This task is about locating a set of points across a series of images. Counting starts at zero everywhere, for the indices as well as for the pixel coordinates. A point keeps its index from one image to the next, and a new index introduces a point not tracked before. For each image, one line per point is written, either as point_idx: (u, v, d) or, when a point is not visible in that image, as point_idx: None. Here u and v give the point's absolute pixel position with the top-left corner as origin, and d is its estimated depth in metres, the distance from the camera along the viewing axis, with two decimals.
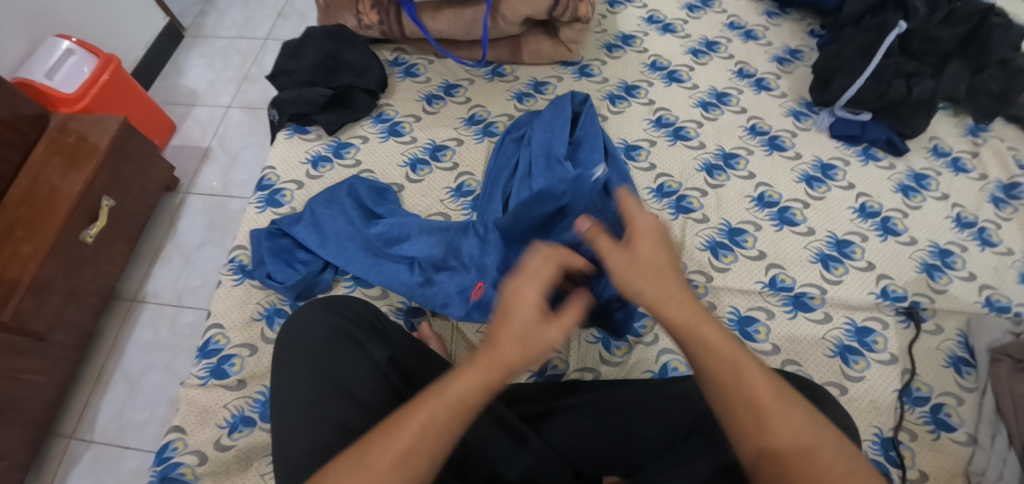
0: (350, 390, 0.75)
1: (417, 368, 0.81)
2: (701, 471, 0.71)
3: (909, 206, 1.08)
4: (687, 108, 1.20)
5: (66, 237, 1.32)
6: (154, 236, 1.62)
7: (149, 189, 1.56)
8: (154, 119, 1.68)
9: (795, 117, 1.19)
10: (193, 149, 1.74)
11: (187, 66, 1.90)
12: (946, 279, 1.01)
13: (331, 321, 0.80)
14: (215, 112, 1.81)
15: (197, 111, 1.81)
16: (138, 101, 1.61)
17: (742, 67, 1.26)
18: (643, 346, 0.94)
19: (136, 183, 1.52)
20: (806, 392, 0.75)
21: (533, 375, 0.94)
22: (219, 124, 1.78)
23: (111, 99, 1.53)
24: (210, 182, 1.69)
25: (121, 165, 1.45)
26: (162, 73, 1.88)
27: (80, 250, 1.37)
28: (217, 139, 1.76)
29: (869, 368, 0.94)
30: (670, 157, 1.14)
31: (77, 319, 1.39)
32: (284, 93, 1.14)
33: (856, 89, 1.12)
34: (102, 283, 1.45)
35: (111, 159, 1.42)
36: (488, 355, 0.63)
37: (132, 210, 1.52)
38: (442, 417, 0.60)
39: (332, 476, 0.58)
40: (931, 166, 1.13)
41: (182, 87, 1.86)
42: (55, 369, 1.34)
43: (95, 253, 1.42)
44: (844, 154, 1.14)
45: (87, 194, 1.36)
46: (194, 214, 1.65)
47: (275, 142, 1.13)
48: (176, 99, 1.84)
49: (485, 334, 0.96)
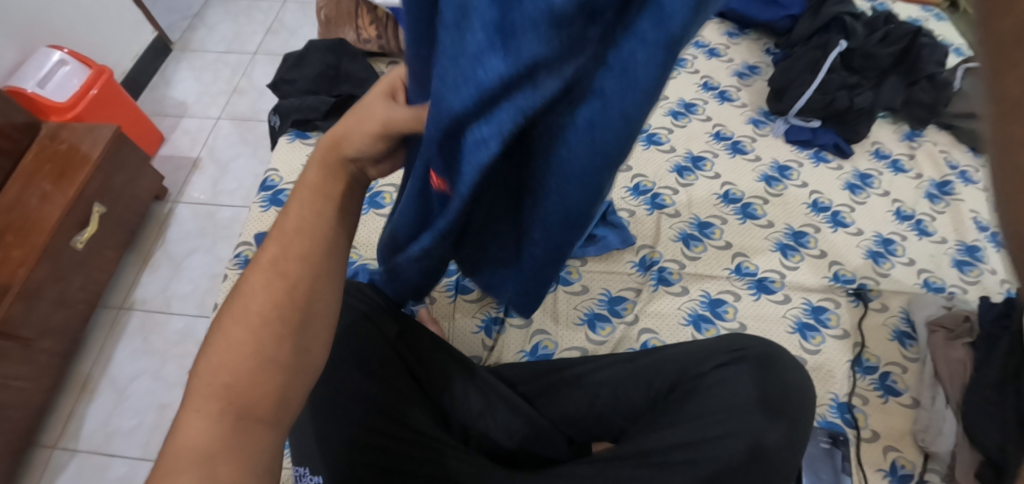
0: (370, 365, 0.83)
1: (421, 340, 0.90)
2: (692, 435, 0.77)
3: (856, 201, 1.21)
4: (659, 116, 1.32)
5: (56, 244, 1.33)
6: (142, 245, 1.65)
7: (139, 197, 1.60)
8: (143, 129, 1.72)
9: (754, 125, 1.32)
10: (183, 159, 1.79)
11: (175, 79, 1.95)
12: (890, 264, 1.14)
13: (348, 302, 0.87)
14: (204, 123, 1.85)
15: (185, 122, 1.85)
16: (127, 112, 1.65)
17: (707, 81, 1.39)
18: (625, 326, 1.03)
19: (126, 192, 1.54)
20: (771, 356, 0.86)
21: (525, 355, 1.02)
22: (208, 135, 1.83)
23: (102, 110, 1.57)
24: (200, 192, 1.73)
25: (113, 173, 1.48)
26: (150, 86, 1.93)
27: (71, 257, 1.38)
28: (206, 149, 1.81)
29: (825, 342, 1.05)
30: (646, 160, 1.25)
31: (64, 326, 1.39)
32: (287, 100, 1.22)
33: (805, 100, 1.26)
34: (91, 290, 1.47)
35: (103, 167, 1.44)
36: (333, 134, 0.59)
37: (122, 218, 1.54)
38: (306, 215, 0.60)
39: (221, 323, 0.57)
40: (874, 166, 1.27)
41: (170, 99, 1.91)
42: (40, 377, 1.33)
43: (85, 260, 1.43)
44: (798, 157, 1.28)
45: (79, 201, 1.38)
46: (183, 222, 1.68)
47: (277, 147, 1.19)
48: (163, 110, 1.88)
49: (480, 318, 1.05)
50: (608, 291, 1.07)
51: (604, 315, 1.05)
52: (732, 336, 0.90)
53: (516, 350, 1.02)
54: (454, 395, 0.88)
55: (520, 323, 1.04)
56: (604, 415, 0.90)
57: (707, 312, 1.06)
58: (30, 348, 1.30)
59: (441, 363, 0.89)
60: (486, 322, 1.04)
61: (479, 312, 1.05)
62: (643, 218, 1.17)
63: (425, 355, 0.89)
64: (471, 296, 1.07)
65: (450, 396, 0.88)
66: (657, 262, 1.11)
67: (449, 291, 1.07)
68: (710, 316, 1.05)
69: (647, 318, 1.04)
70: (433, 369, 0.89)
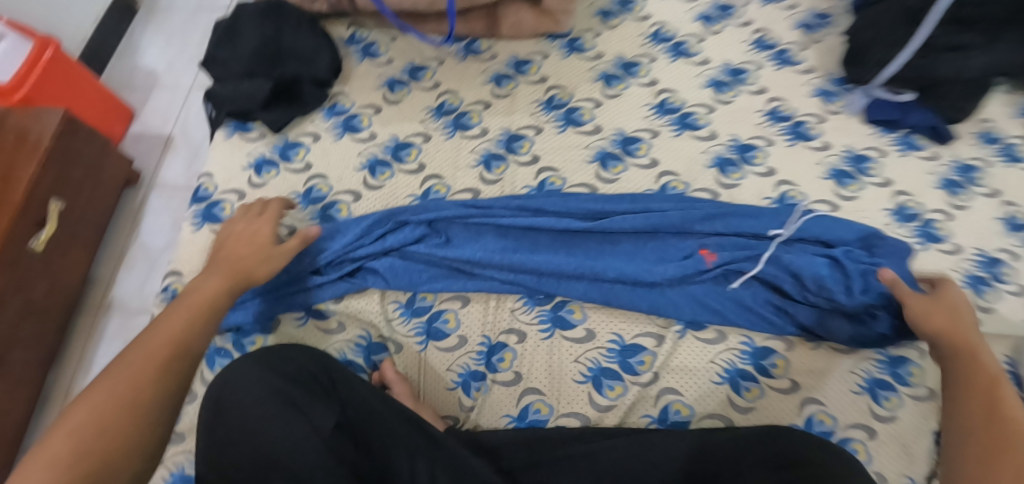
0: (299, 465, 0.63)
1: (372, 419, 0.72)
2: None
3: (954, 205, 0.91)
4: (695, 89, 1.01)
5: (11, 252, 1.05)
6: (115, 239, 1.33)
7: (107, 187, 1.28)
8: (112, 110, 1.40)
9: (823, 98, 1.00)
10: (154, 137, 1.45)
11: (143, 45, 1.59)
12: (993, 295, 0.84)
13: (270, 382, 0.68)
14: (178, 96, 1.50)
15: (157, 97, 1.51)
16: (92, 90, 1.33)
17: (760, 37, 1.07)
18: (640, 388, 0.81)
19: (90, 184, 1.23)
20: (823, 454, 0.63)
21: (512, 421, 0.81)
22: (182, 109, 1.48)
23: (55, 85, 1.24)
24: (175, 175, 1.39)
25: (71, 161, 1.17)
26: (117, 53, 1.57)
27: (30, 265, 1.09)
28: (181, 125, 1.46)
29: (902, 408, 0.80)
30: (674, 151, 0.96)
31: (38, 339, 1.12)
32: (219, 85, 0.99)
33: (898, 66, 0.93)
34: (62, 294, 1.18)
35: (59, 152, 1.13)
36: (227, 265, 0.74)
37: (87, 211, 1.23)
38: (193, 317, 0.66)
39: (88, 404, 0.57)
40: (979, 155, 0.95)
41: (141, 68, 1.55)
42: (17, 404, 1.09)
43: (49, 264, 1.14)
44: (880, 143, 0.96)
45: (31, 198, 1.08)
46: (159, 212, 1.35)
47: (213, 142, 0.99)
48: (133, 83, 1.53)
49: (457, 371, 0.84)
50: (620, 338, 0.84)
51: (614, 370, 0.82)
52: (781, 429, 0.70)
53: (501, 415, 0.81)
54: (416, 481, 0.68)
55: (507, 378, 0.83)
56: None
57: (749, 368, 0.82)
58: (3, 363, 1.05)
59: (398, 449, 0.70)
60: (464, 377, 0.83)
61: (455, 363, 0.84)
62: None
63: (380, 441, 0.71)
64: (447, 343, 0.85)
65: None
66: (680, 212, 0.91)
67: (418, 337, 0.85)
68: (752, 372, 0.82)
69: (669, 375, 0.82)
70: (390, 455, 0.70)
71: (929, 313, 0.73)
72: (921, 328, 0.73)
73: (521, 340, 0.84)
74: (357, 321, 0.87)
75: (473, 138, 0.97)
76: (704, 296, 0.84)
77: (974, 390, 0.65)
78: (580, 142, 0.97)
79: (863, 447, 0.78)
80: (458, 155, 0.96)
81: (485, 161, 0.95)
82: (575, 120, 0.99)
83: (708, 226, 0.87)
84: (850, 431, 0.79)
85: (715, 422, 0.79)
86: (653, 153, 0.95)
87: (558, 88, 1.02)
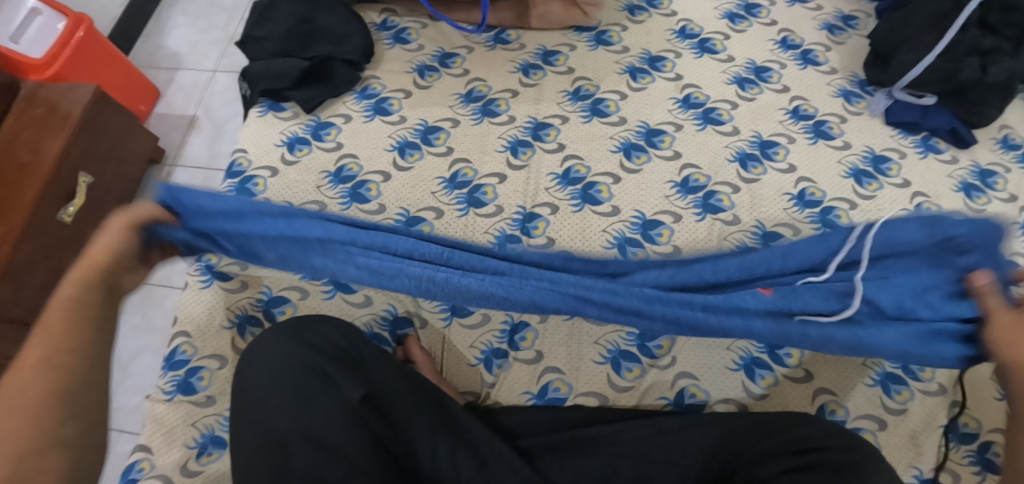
0: (324, 436, 0.66)
1: (398, 395, 0.73)
2: None
3: (971, 208, 0.93)
4: (720, 85, 1.04)
5: (39, 222, 1.06)
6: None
7: (134, 163, 1.28)
8: (137, 89, 1.39)
9: (845, 99, 1.02)
10: (179, 118, 1.44)
11: (171, 26, 1.58)
12: None
13: (299, 354, 0.71)
14: (202, 77, 1.50)
15: (181, 76, 1.50)
16: (120, 69, 1.32)
17: (786, 37, 1.09)
18: (657, 370, 0.84)
19: (116, 159, 1.22)
20: (854, 458, 0.64)
21: (532, 398, 0.83)
22: (208, 89, 1.48)
23: (84, 63, 1.23)
24: (200, 154, 1.39)
25: (100, 137, 1.17)
26: (144, 33, 1.57)
27: (58, 235, 1.10)
28: (205, 106, 1.45)
29: (912, 400, 0.83)
30: (699, 145, 0.98)
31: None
32: (255, 63, 1.02)
33: (923, 67, 0.94)
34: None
35: (87, 128, 1.13)
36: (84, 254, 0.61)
37: (116, 185, 1.23)
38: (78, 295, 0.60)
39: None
40: (999, 160, 0.97)
41: (165, 48, 1.55)
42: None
43: (78, 234, 1.15)
44: (900, 144, 0.98)
45: (60, 171, 1.08)
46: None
47: (246, 120, 1.02)
48: (159, 61, 1.52)
49: (480, 348, 0.86)
50: None
51: (632, 353, 0.85)
52: (799, 415, 0.72)
53: (521, 392, 0.83)
54: (438, 458, 0.71)
55: (527, 357, 0.85)
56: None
57: (764, 356, 0.85)
58: None
59: (424, 424, 0.72)
60: (486, 353, 0.86)
61: (478, 341, 0.86)
62: (691, 225, 0.92)
63: (406, 416, 0.72)
64: (470, 320, 0.87)
65: (434, 460, 0.71)
66: (703, 187, 0.94)
67: (443, 313, 0.88)
68: (768, 361, 0.84)
69: (686, 360, 0.84)
70: (413, 431, 0.71)
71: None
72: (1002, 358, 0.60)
73: (541, 320, 0.87)
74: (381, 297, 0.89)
75: (500, 125, 1.00)
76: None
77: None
78: (606, 133, 0.99)
79: (873, 436, 0.81)
80: (486, 141, 0.99)
81: (512, 147, 0.98)
82: (600, 111, 1.01)
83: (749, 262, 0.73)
84: (860, 421, 0.82)
85: (730, 406, 0.82)
86: (676, 147, 0.98)
87: (585, 79, 1.04)
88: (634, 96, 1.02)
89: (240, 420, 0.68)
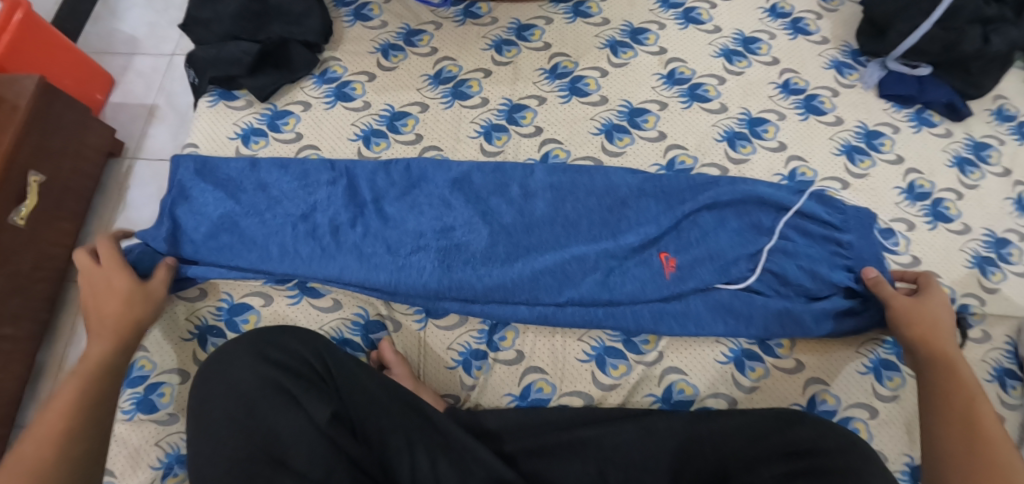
0: (293, 458, 0.61)
1: (369, 409, 0.69)
2: None
3: (965, 184, 0.90)
4: (706, 59, 0.97)
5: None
6: (101, 211, 1.23)
7: (89, 156, 1.18)
8: (89, 75, 1.29)
9: (837, 70, 0.97)
10: (134, 106, 1.34)
11: (117, 4, 1.46)
12: (1000, 276, 0.85)
13: (261, 371, 0.66)
14: (154, 59, 1.39)
15: (133, 59, 1.39)
16: (68, 54, 1.21)
17: (775, 4, 1.02)
18: (644, 367, 0.80)
19: (70, 155, 1.13)
20: (853, 460, 0.60)
21: (514, 400, 0.80)
22: (162, 74, 1.38)
23: (28, 49, 1.13)
24: (160, 144, 1.30)
25: (51, 133, 1.07)
26: (91, 15, 1.44)
27: (13, 240, 1.01)
28: (161, 92, 1.35)
29: (905, 386, 0.80)
30: (685, 125, 0.92)
31: (26, 311, 1.05)
32: (201, 48, 0.94)
33: (919, 36, 0.89)
34: (50, 267, 1.09)
35: (37, 122, 1.04)
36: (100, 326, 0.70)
37: (70, 182, 1.14)
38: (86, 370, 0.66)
39: None
40: (994, 132, 0.94)
41: (114, 29, 1.43)
42: (1, 382, 1.01)
43: (34, 235, 1.05)
44: (894, 118, 0.94)
45: (10, 169, 0.99)
46: (144, 183, 1.26)
47: (196, 111, 0.94)
48: (107, 43, 1.41)
49: (459, 349, 0.82)
50: None
51: (618, 349, 0.81)
52: (788, 412, 0.69)
53: (503, 394, 0.80)
54: (416, 474, 0.66)
55: (509, 357, 0.81)
56: (544, 277, 0.81)
57: (755, 347, 0.81)
58: None
59: (399, 438, 0.68)
60: (465, 355, 0.81)
61: (456, 342, 0.82)
62: None
63: (378, 431, 0.68)
64: (446, 321, 0.83)
65: (412, 474, 0.66)
66: (691, 169, 0.90)
67: (418, 314, 0.83)
68: (758, 352, 0.81)
69: (674, 354, 0.81)
70: (387, 448, 0.67)
71: (910, 320, 0.73)
72: (899, 331, 0.74)
73: None
74: (351, 298, 0.83)
75: (473, 108, 0.93)
76: (728, 302, 0.80)
77: (954, 413, 0.63)
78: (586, 114, 0.93)
79: (865, 426, 0.78)
80: (458, 126, 0.92)
81: (486, 132, 0.92)
82: (580, 90, 0.95)
83: (663, 317, 0.80)
84: (853, 411, 0.79)
85: (720, 401, 0.79)
86: (661, 128, 0.92)
87: (563, 56, 0.97)
88: (616, 73, 0.96)
89: (196, 447, 0.62)
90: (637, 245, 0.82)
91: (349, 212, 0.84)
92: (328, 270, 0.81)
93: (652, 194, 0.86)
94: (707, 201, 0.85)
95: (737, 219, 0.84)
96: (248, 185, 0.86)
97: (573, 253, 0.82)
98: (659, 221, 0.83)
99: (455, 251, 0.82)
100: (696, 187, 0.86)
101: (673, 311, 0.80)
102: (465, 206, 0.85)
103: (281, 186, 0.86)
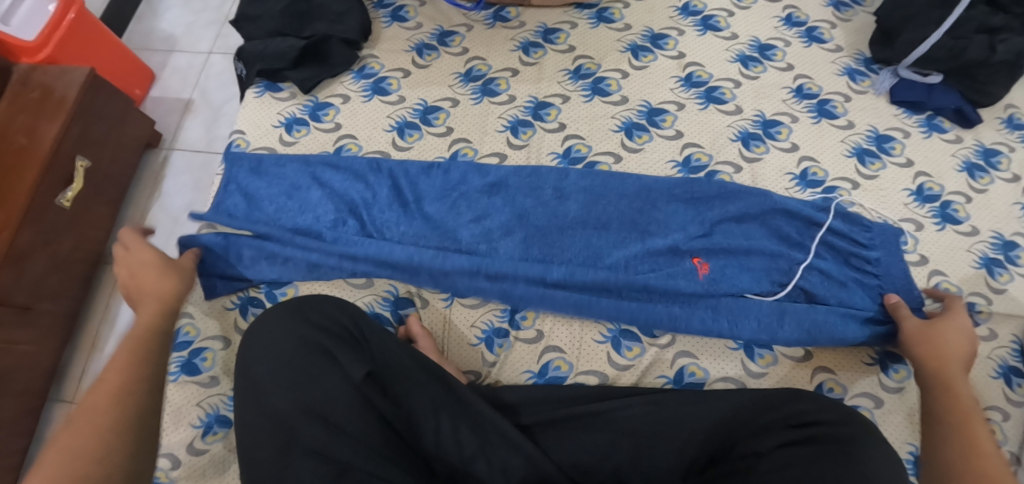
0: (329, 412, 0.66)
1: (398, 373, 0.73)
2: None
3: (974, 188, 0.93)
4: (723, 63, 1.02)
5: (37, 209, 1.02)
6: (137, 200, 1.30)
7: (129, 146, 1.25)
8: (132, 71, 1.37)
9: (850, 77, 1.01)
10: (174, 102, 1.43)
11: (163, 7, 1.56)
12: (1008, 276, 0.88)
13: (301, 332, 0.71)
14: (195, 58, 1.48)
15: (176, 58, 1.48)
16: (113, 50, 1.30)
17: (790, 14, 1.07)
18: (657, 350, 0.84)
19: (112, 145, 1.20)
20: (853, 440, 0.63)
21: (532, 377, 0.84)
22: (202, 72, 1.46)
23: (77, 46, 1.21)
24: (196, 138, 1.38)
25: (94, 123, 1.14)
26: (136, 16, 1.54)
27: (58, 220, 1.07)
28: (199, 89, 1.44)
29: (910, 378, 0.83)
30: (701, 124, 0.97)
31: (64, 289, 1.10)
32: (251, 44, 1.02)
33: (928, 45, 0.94)
34: (87, 249, 1.15)
35: (83, 113, 1.10)
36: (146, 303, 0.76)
37: (111, 170, 1.21)
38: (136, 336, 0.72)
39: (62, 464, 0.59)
40: (1004, 139, 0.97)
41: (159, 30, 1.52)
42: (41, 353, 1.06)
43: (76, 218, 1.12)
44: (904, 124, 0.98)
45: (57, 155, 1.06)
46: (179, 172, 1.34)
47: (244, 101, 1.01)
48: (152, 43, 1.50)
49: (481, 327, 0.87)
50: None
51: (632, 332, 0.86)
52: (794, 392, 0.72)
53: (522, 371, 0.84)
54: (439, 436, 0.71)
55: (529, 336, 0.86)
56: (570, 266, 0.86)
57: None
58: (31, 312, 1.03)
59: (425, 401, 0.72)
60: (487, 333, 0.86)
61: (479, 320, 0.87)
62: None
63: (405, 393, 0.72)
64: (472, 300, 0.88)
65: (436, 436, 0.71)
66: (706, 166, 0.94)
67: (444, 293, 0.88)
68: None
69: (686, 339, 0.85)
70: (414, 410, 0.72)
71: (927, 336, 0.76)
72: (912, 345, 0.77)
73: None
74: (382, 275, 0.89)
75: (501, 105, 0.99)
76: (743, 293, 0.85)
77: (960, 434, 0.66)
78: (607, 112, 0.98)
79: (870, 414, 0.81)
80: (486, 120, 0.98)
81: (512, 127, 0.98)
82: (601, 90, 1.00)
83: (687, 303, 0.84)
84: (858, 400, 0.82)
85: (729, 385, 0.82)
86: (678, 126, 0.97)
87: (586, 57, 1.03)
88: (637, 75, 1.01)
89: (243, 398, 0.68)
90: (657, 238, 0.87)
91: (388, 201, 0.91)
92: (367, 248, 0.86)
93: (681, 198, 0.90)
94: (722, 198, 0.90)
95: (750, 218, 0.89)
96: (295, 175, 0.93)
97: (596, 245, 0.87)
98: (679, 219, 0.89)
99: (489, 236, 0.89)
100: (725, 195, 0.90)
101: (691, 297, 0.84)
102: (496, 198, 0.91)
103: (327, 175, 0.93)
